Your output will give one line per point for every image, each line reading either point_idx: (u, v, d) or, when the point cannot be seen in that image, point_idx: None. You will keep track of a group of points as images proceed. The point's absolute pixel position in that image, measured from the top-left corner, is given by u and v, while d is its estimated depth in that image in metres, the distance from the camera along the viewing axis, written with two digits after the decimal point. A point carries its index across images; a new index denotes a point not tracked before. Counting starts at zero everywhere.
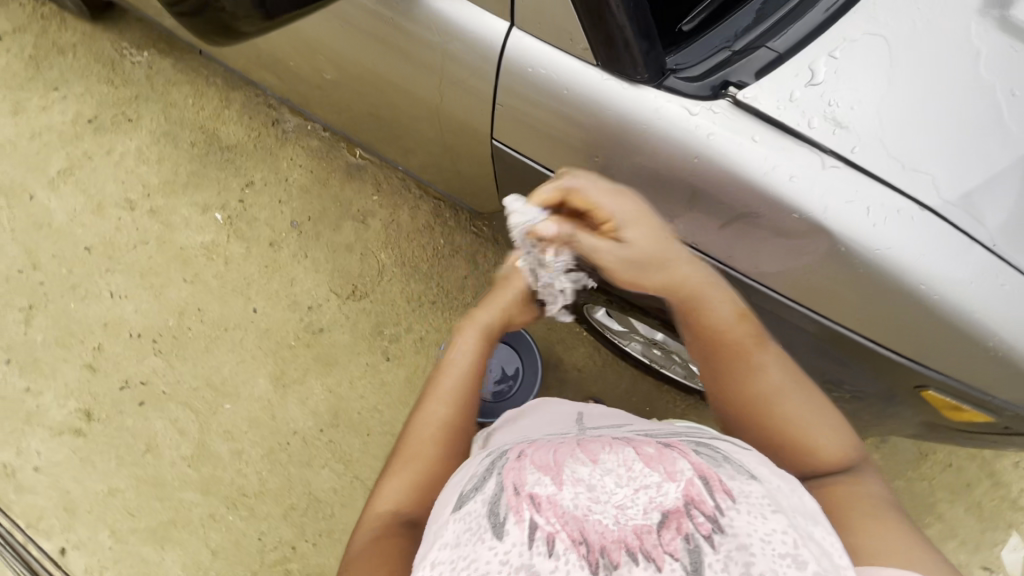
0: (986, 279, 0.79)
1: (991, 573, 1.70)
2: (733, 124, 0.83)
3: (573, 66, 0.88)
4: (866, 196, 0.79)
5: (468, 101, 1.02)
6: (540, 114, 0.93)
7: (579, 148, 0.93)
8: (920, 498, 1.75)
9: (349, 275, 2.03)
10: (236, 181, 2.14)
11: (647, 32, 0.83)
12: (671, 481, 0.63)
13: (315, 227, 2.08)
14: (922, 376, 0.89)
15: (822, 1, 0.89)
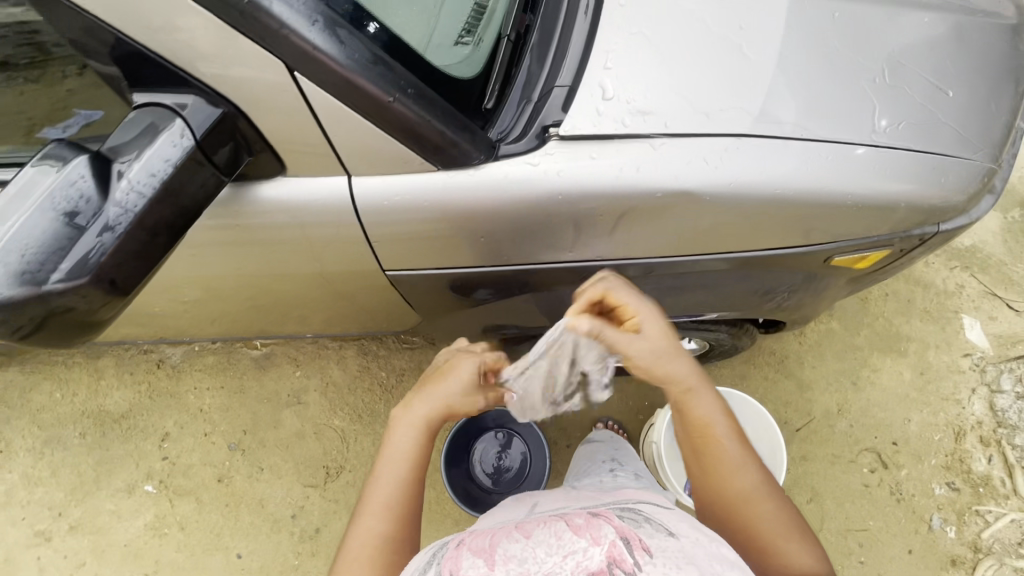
0: (815, 161, 0.91)
1: (973, 355, 1.89)
2: (571, 154, 0.92)
3: (420, 181, 0.93)
4: (698, 151, 0.91)
5: (346, 252, 1.04)
6: (416, 231, 0.98)
7: (465, 238, 0.99)
8: (888, 332, 1.93)
9: (315, 460, 1.90)
10: (150, 442, 1.95)
11: (462, 125, 0.90)
12: (595, 544, 0.74)
13: (255, 436, 1.94)
14: (820, 252, 1.03)
15: (576, 28, 1.00)
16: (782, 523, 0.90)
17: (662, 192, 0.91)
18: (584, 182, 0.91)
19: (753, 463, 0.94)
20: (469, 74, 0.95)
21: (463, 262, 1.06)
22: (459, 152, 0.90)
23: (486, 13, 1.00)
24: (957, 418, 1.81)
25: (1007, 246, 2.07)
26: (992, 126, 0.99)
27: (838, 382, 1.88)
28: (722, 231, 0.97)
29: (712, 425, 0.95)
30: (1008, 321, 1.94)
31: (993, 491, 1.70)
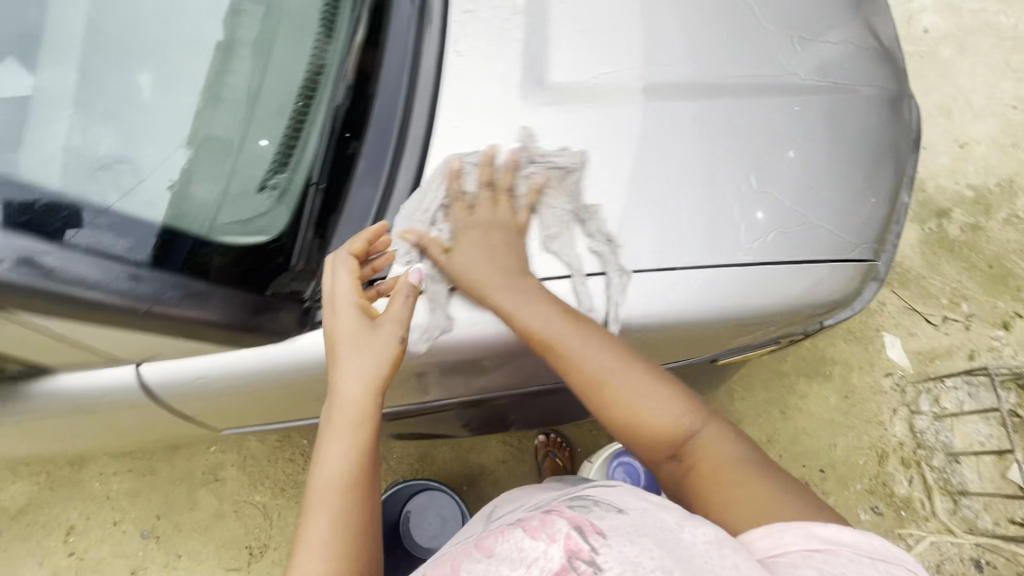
0: (679, 288, 0.90)
1: (895, 374, 1.91)
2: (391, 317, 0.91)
3: (208, 376, 0.96)
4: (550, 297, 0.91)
5: (170, 417, 1.10)
6: (229, 405, 1.04)
7: (282, 400, 1.04)
8: (814, 356, 1.94)
9: (237, 540, 1.80)
10: (53, 536, 1.81)
11: (264, 305, 0.89)
12: (552, 543, 0.65)
13: (170, 520, 1.82)
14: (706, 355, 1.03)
15: (403, 157, 0.97)
16: (736, 465, 0.80)
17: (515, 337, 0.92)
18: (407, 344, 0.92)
19: (668, 398, 0.85)
20: (278, 228, 0.90)
21: (293, 408, 1.10)
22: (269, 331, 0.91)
23: (295, 146, 0.92)
24: (880, 440, 1.83)
25: (925, 258, 2.09)
26: (868, 213, 0.98)
27: (766, 412, 1.88)
28: None
29: (604, 371, 0.84)
30: (927, 337, 1.97)
31: (914, 514, 1.74)
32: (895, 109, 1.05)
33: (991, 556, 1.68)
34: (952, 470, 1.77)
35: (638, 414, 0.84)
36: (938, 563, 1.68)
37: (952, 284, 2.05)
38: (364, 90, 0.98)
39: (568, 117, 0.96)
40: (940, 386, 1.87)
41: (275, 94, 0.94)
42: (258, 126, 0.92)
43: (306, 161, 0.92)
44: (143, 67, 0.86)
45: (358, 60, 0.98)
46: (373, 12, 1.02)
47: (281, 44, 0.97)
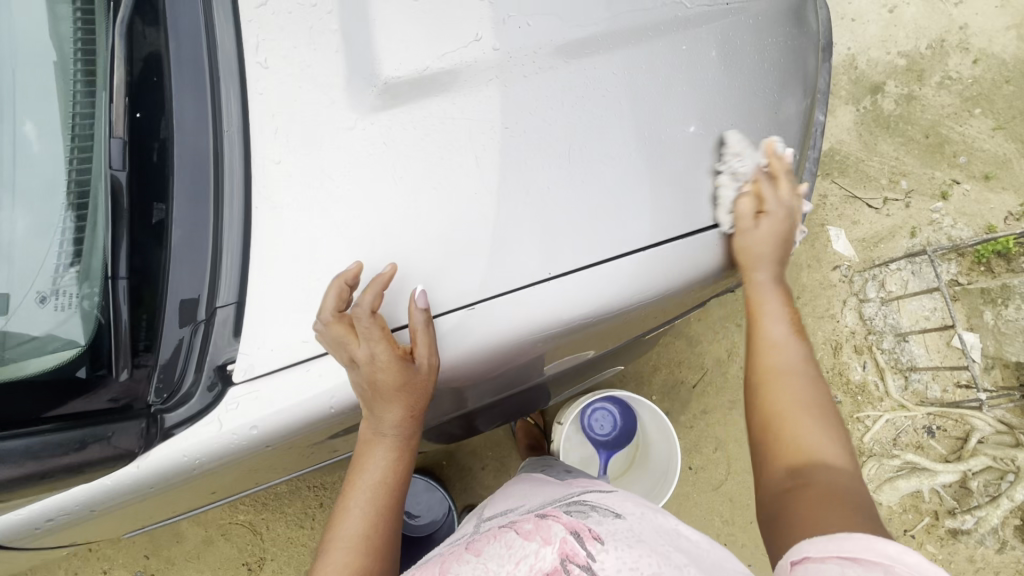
0: (579, 294, 0.86)
1: (842, 266, 1.92)
2: (254, 404, 0.81)
3: (59, 516, 0.87)
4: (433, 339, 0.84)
5: (72, 539, 1.03)
6: (115, 520, 0.97)
7: (169, 503, 0.96)
8: None
9: (232, 559, 1.81)
10: None
11: (91, 437, 0.79)
12: (546, 545, 0.67)
13: (161, 556, 1.81)
14: (624, 339, 1.03)
15: (226, 208, 0.82)
16: (845, 499, 0.64)
17: None
18: (288, 423, 0.83)
19: (830, 427, 0.76)
20: (82, 337, 0.78)
21: (189, 504, 1.02)
22: (100, 459, 0.80)
23: (82, 232, 0.78)
24: (833, 333, 1.87)
25: (862, 140, 2.04)
26: (769, 155, 0.96)
27: (723, 327, 1.90)
28: (504, 382, 0.95)
29: (787, 364, 0.83)
30: (870, 222, 1.96)
31: (869, 398, 1.81)
32: (791, 25, 0.98)
33: (940, 421, 1.79)
34: (901, 350, 1.82)
35: (784, 394, 0.80)
36: (894, 438, 1.78)
37: (890, 163, 2.02)
38: (152, 136, 0.80)
39: (416, 125, 0.85)
40: (885, 272, 1.88)
41: (58, 167, 0.78)
42: (48, 212, 0.77)
43: (100, 245, 0.78)
44: (21, 116, 0.77)
45: (130, 101, 0.79)
46: (135, 20, 0.80)
47: (43, 94, 0.78)
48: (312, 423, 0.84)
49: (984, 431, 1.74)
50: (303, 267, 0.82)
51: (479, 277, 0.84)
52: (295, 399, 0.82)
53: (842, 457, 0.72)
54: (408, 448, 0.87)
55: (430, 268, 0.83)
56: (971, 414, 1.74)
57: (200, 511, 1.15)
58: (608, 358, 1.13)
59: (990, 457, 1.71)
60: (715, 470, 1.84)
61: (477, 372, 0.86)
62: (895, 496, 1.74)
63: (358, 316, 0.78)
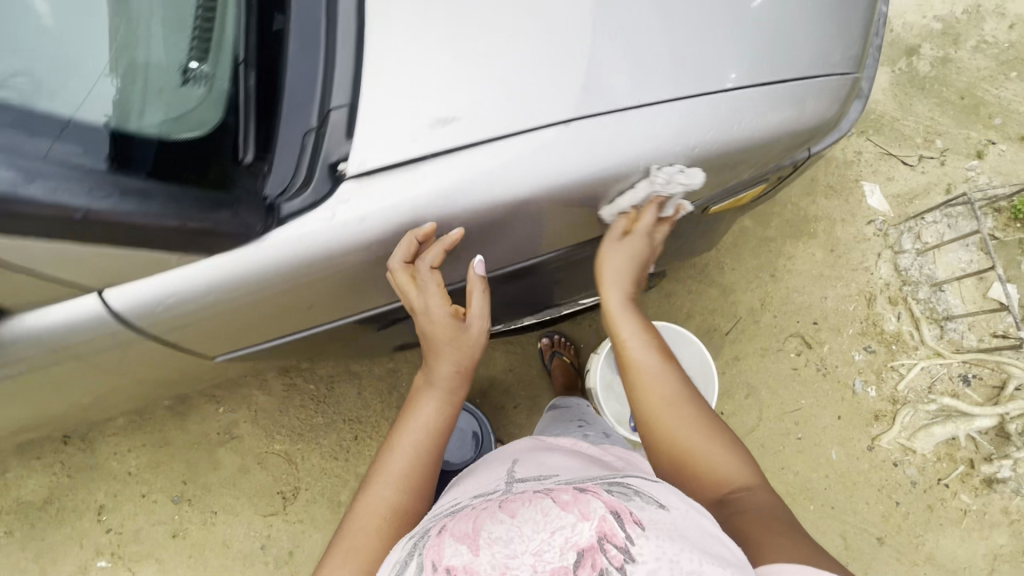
0: (664, 126, 0.89)
1: (876, 221, 1.93)
2: (367, 195, 0.84)
3: (187, 285, 0.87)
4: (518, 156, 0.85)
5: (179, 346, 1.02)
6: (228, 317, 0.95)
7: (283, 305, 0.95)
8: (796, 218, 1.95)
9: (268, 488, 1.85)
10: (86, 518, 1.83)
11: (217, 204, 0.82)
12: (583, 518, 0.59)
13: (197, 483, 1.85)
14: (689, 204, 1.02)
15: (341, 23, 0.88)
16: (767, 522, 0.76)
17: (495, 205, 0.87)
18: (389, 220, 0.85)
19: (732, 448, 0.89)
20: (213, 120, 0.84)
21: (280, 326, 1.03)
22: (224, 231, 0.83)
23: (211, 29, 0.86)
24: (868, 285, 1.88)
25: (897, 100, 2.05)
26: (829, 51, 0.97)
27: (756, 278, 1.92)
28: (574, 222, 0.96)
29: (675, 398, 0.92)
30: (905, 179, 1.97)
31: (904, 346, 1.82)
32: None
33: (977, 370, 1.80)
34: (937, 299, 1.84)
35: (686, 420, 0.90)
36: (929, 385, 1.79)
37: (925, 122, 2.03)
38: None
39: None
40: (921, 223, 1.90)
41: (83, 23, 0.80)
42: (91, 66, 0.79)
43: (230, 37, 0.86)
44: None
45: None
46: None
47: None
48: (398, 229, 0.86)
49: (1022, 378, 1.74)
50: (406, 78, 0.85)
51: (573, 99, 0.86)
52: (391, 202, 0.84)
53: (745, 478, 0.85)
54: (457, 404, 0.96)
55: (529, 83, 0.86)
56: (1009, 362, 1.75)
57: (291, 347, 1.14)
58: (668, 236, 1.13)
59: None
60: (747, 416, 1.84)
61: (559, 194, 0.88)
62: (930, 443, 1.75)
63: (421, 267, 0.87)
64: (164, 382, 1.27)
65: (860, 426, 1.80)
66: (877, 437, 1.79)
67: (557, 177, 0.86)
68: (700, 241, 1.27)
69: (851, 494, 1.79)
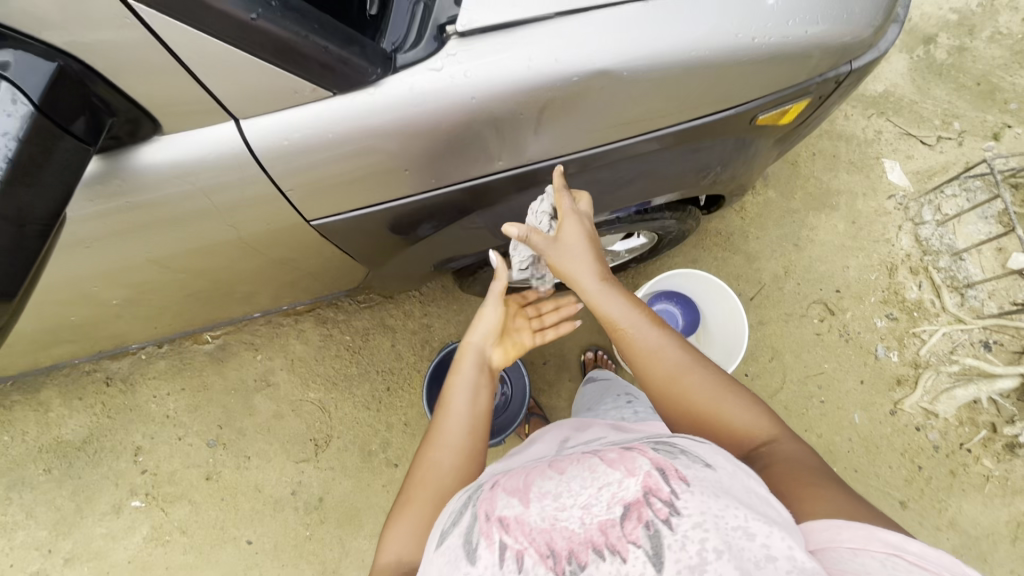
0: (744, 11, 0.88)
1: (896, 195, 2.00)
2: (471, 53, 0.84)
3: (312, 116, 0.85)
4: (604, 28, 0.85)
5: (265, 215, 0.97)
6: (333, 169, 0.91)
7: (388, 162, 0.92)
8: (819, 191, 2.02)
9: (302, 434, 1.89)
10: (123, 458, 1.88)
11: (349, 39, 0.81)
12: (630, 475, 0.60)
13: (232, 427, 1.90)
14: (750, 102, 1.01)
15: None
16: (796, 466, 0.76)
17: (578, 76, 0.87)
18: (490, 82, 0.85)
19: (739, 398, 0.88)
20: None
21: (378, 197, 1.00)
22: (356, 69, 0.82)
23: None
24: (889, 255, 1.94)
25: (916, 84, 2.14)
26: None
27: (780, 247, 1.98)
28: (646, 112, 0.96)
29: (676, 368, 0.91)
30: (925, 157, 2.05)
31: (925, 313, 1.87)
32: None
33: (997, 335, 1.84)
34: (958, 268, 1.89)
35: (694, 384, 0.89)
36: (951, 349, 1.84)
37: (943, 106, 2.11)
38: None
39: None
40: (940, 197, 1.97)
41: None
42: None
43: None
44: None
45: None
46: None
47: None
48: (482, 96, 0.86)
49: None
50: None
51: None
52: (487, 66, 0.85)
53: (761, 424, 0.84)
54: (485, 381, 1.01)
55: None
56: None
57: (371, 232, 1.10)
58: (718, 154, 1.14)
59: None
60: (771, 379, 1.87)
61: (641, 72, 0.88)
62: (952, 407, 1.78)
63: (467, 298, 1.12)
64: (224, 301, 1.33)
65: (882, 391, 1.84)
66: (899, 401, 1.82)
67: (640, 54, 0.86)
68: (741, 173, 1.26)
69: (874, 457, 1.80)
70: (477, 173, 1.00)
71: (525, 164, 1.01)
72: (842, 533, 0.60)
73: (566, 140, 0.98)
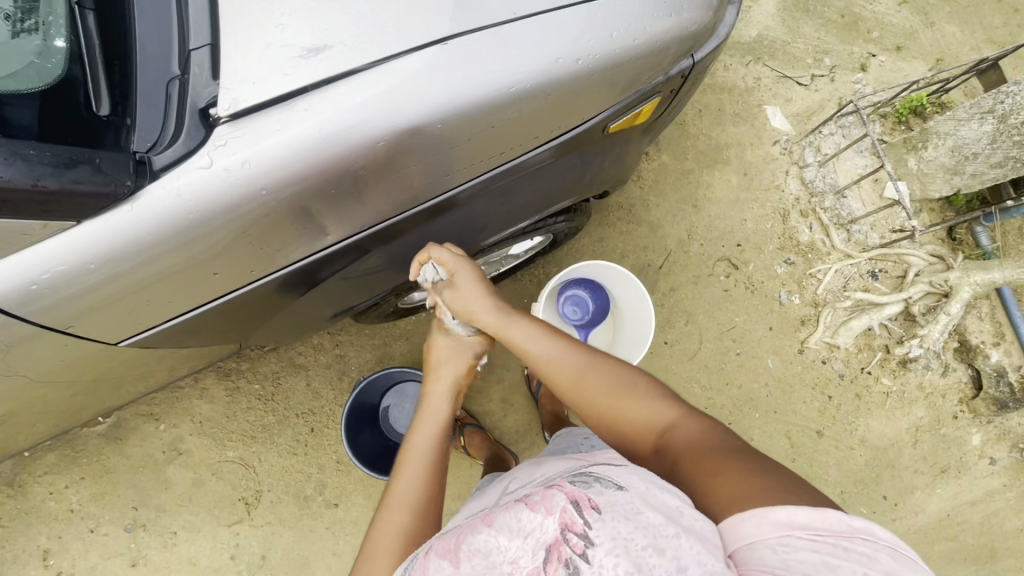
0: (552, 35, 0.84)
1: (780, 141, 2.05)
2: (249, 135, 0.75)
3: (58, 246, 0.74)
4: (407, 78, 0.79)
5: (50, 348, 0.86)
6: (113, 293, 0.80)
7: (187, 272, 0.83)
8: (709, 148, 2.03)
9: (228, 497, 1.78)
10: (30, 566, 1.71)
11: (71, 160, 0.71)
12: (547, 514, 0.53)
13: (149, 506, 1.76)
14: (596, 116, 0.97)
15: None
16: (700, 451, 0.74)
17: (388, 137, 0.79)
18: (284, 162, 0.76)
19: (647, 393, 0.87)
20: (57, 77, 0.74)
21: (194, 300, 0.90)
22: (91, 192, 0.71)
23: None
24: (781, 202, 2.01)
25: (786, 25, 2.15)
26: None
27: (680, 211, 1.99)
28: (476, 153, 0.90)
29: (578, 371, 0.90)
30: (802, 98, 2.09)
31: (818, 254, 1.97)
32: None
33: (881, 264, 1.96)
34: (842, 206, 1.98)
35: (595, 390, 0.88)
36: (843, 285, 1.95)
37: (813, 43, 2.15)
38: None
39: None
40: (820, 137, 2.04)
41: None
42: None
43: None
44: None
45: None
46: None
47: None
48: (287, 180, 0.77)
49: (919, 265, 1.92)
50: (270, 8, 0.78)
51: (452, 11, 0.81)
52: (282, 142, 0.76)
53: (669, 415, 0.83)
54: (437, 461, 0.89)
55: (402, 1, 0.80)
56: (907, 252, 1.91)
57: (209, 326, 0.99)
58: (583, 163, 1.11)
59: (926, 283, 1.87)
60: (689, 342, 1.92)
61: (457, 120, 0.82)
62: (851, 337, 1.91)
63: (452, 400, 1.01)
64: (84, 401, 1.18)
65: (789, 333, 1.94)
66: (804, 340, 1.93)
67: (453, 104, 0.80)
68: (614, 171, 1.23)
69: (790, 396, 1.92)
70: (303, 252, 0.90)
71: (360, 230, 0.93)
72: (745, 525, 0.58)
73: (396, 201, 0.91)
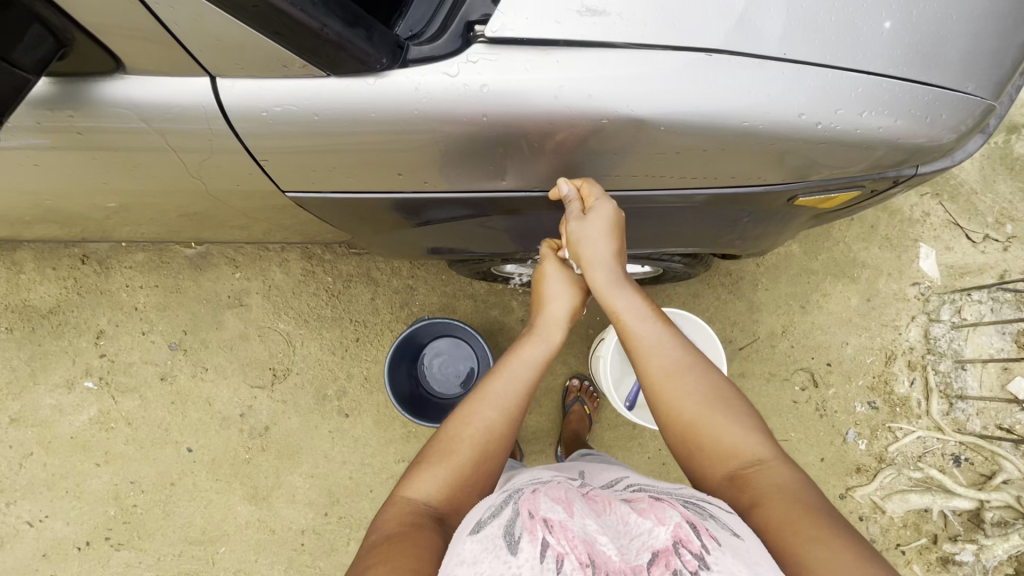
0: (807, 87, 0.82)
1: (920, 285, 1.90)
2: (498, 62, 0.79)
3: (302, 91, 0.81)
4: (654, 69, 0.79)
5: (226, 171, 0.94)
6: (310, 147, 0.86)
7: (377, 158, 0.87)
8: (845, 259, 1.90)
9: (262, 362, 1.88)
10: (84, 338, 1.87)
11: (355, 18, 0.74)
12: (659, 523, 0.66)
13: (197, 336, 1.89)
14: (792, 184, 0.95)
15: None
16: (790, 501, 0.76)
17: (611, 118, 0.81)
18: (516, 99, 0.79)
19: (742, 417, 0.88)
20: None
21: (358, 185, 0.94)
22: (355, 52, 0.76)
23: None
24: (892, 343, 1.87)
25: (983, 173, 1.96)
26: (978, 66, 0.90)
27: (786, 305, 1.88)
28: (671, 168, 0.89)
29: (674, 368, 0.91)
30: (963, 253, 1.92)
31: (907, 412, 1.84)
32: None
33: (970, 453, 1.83)
34: (956, 376, 1.85)
35: (684, 393, 0.89)
36: (920, 454, 1.82)
37: (1002, 203, 1.95)
38: None
39: None
40: (964, 299, 1.88)
41: None
42: None
43: None
44: None
45: None
46: None
47: None
48: (509, 118, 0.81)
49: (1012, 473, 1.77)
50: None
51: (731, 26, 0.80)
52: (516, 82, 0.79)
53: (763, 449, 0.85)
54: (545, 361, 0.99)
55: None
56: (1004, 455, 1.77)
57: (347, 212, 1.04)
58: (747, 225, 1.08)
59: (1012, 496, 1.75)
60: None
61: (681, 130, 0.82)
62: (901, 508, 1.78)
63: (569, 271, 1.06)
64: (201, 225, 1.26)
65: (838, 474, 1.82)
66: (852, 487, 1.80)
67: (680, 117, 0.81)
68: (763, 243, 1.19)
69: None
70: (468, 185, 0.93)
71: (529, 190, 0.94)
72: None
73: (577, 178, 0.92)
